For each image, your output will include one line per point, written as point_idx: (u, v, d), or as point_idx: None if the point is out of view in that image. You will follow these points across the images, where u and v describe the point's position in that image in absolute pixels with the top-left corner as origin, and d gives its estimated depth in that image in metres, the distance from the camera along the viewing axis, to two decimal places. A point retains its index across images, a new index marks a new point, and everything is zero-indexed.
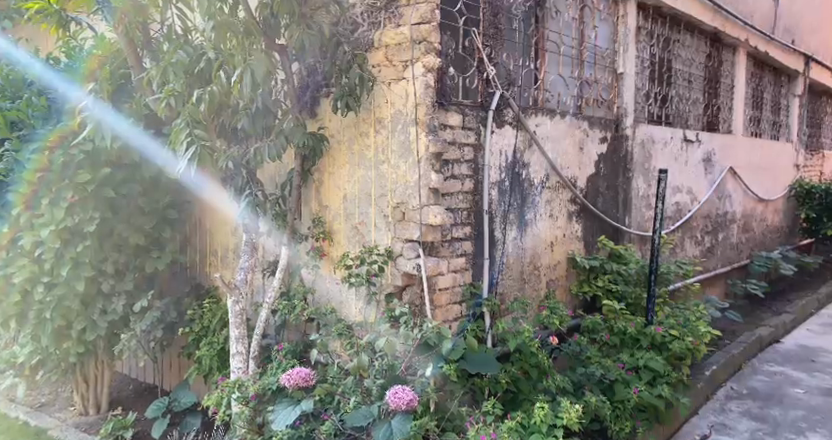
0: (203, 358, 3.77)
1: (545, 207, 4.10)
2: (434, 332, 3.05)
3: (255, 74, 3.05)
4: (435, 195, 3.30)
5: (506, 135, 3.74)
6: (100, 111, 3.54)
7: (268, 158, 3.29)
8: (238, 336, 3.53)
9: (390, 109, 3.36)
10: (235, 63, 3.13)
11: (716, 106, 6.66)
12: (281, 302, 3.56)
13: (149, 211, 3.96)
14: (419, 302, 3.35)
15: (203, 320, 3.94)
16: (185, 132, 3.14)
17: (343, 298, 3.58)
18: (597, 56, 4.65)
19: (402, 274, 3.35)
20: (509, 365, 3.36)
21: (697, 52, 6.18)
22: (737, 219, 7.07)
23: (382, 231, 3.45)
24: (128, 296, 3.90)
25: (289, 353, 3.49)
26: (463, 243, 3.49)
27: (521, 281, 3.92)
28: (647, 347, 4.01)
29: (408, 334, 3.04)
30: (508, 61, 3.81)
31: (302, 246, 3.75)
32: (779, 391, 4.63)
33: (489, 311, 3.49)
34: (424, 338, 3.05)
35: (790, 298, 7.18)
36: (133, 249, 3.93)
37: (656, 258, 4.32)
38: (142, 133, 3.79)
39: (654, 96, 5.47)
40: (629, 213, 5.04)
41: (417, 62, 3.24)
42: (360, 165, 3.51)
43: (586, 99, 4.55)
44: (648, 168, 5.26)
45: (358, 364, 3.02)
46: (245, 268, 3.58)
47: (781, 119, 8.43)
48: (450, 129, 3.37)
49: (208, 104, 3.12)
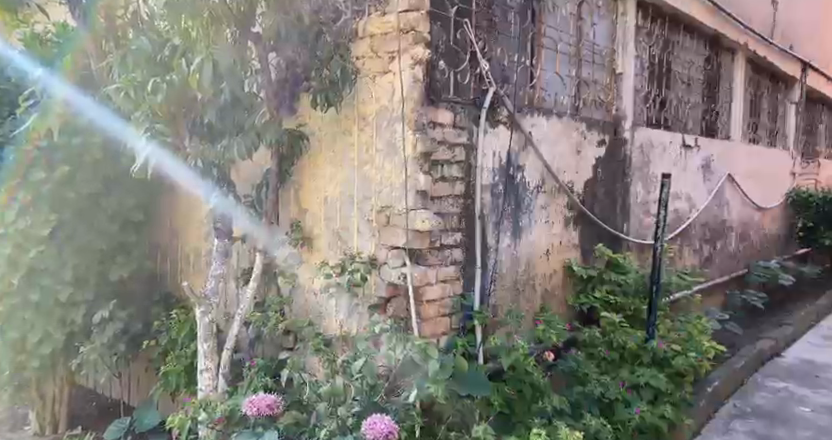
0: (170, 376, 3.47)
1: (541, 212, 3.86)
2: (418, 350, 2.73)
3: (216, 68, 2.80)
4: (424, 198, 3.04)
5: (500, 135, 3.49)
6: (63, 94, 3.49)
7: (237, 156, 3.01)
8: (205, 351, 3.29)
9: (375, 105, 3.10)
10: (196, 51, 2.83)
11: (714, 110, 6.45)
12: (255, 313, 3.32)
13: (114, 214, 3.71)
14: (404, 315, 3.07)
15: (171, 333, 3.64)
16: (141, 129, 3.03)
17: (322, 310, 3.31)
18: (595, 54, 4.41)
19: (386, 284, 3.08)
20: (503, 385, 3.08)
21: (696, 54, 5.96)
22: (735, 228, 6.85)
23: (366, 237, 3.18)
24: (88, 307, 3.66)
25: (262, 370, 3.22)
26: (454, 251, 3.23)
27: (515, 291, 3.66)
28: (647, 363, 3.76)
29: (389, 354, 2.80)
30: (503, 56, 3.56)
31: (283, 251, 3.42)
32: (784, 409, 4.39)
33: (481, 326, 3.19)
34: (408, 357, 2.76)
35: (790, 309, 6.95)
36: (98, 255, 3.66)
37: (658, 268, 4.04)
38: (110, 114, 3.35)
39: (652, 99, 5.23)
40: (627, 220, 4.80)
41: (406, 54, 2.99)
42: (342, 167, 3.24)
43: (584, 99, 4.31)
44: (646, 173, 5.02)
45: (331, 388, 2.79)
46: (217, 276, 3.32)
47: (778, 126, 8.25)
48: (440, 127, 3.11)
49: (166, 94, 2.88)
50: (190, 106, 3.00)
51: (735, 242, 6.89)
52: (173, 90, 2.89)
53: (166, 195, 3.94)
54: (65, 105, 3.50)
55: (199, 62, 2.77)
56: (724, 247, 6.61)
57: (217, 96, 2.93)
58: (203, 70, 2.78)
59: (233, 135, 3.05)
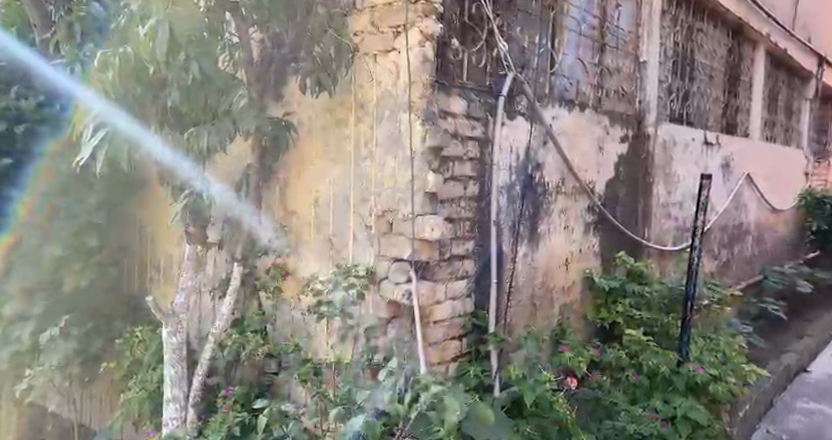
0: (131, 403, 3.04)
1: (560, 217, 3.41)
2: (428, 398, 2.21)
3: (175, 32, 2.27)
4: (433, 201, 2.56)
5: (518, 128, 3.02)
6: (31, 58, 3.05)
7: (207, 147, 2.51)
8: (174, 378, 2.82)
9: (376, 90, 2.62)
10: (150, 15, 2.30)
11: (735, 106, 6.00)
12: (233, 335, 2.88)
13: (72, 214, 3.26)
14: (407, 338, 2.62)
15: (133, 353, 3.20)
16: (90, 114, 2.48)
17: (312, 331, 2.83)
18: (619, 40, 3.95)
19: (386, 304, 2.63)
20: (524, 423, 2.63)
21: (719, 44, 5.49)
22: (752, 231, 6.43)
23: (364, 247, 2.71)
24: (37, 323, 3.29)
25: (240, 399, 2.84)
26: (465, 262, 2.76)
27: (531, 307, 3.21)
28: (682, 391, 3.24)
29: (396, 405, 2.26)
30: (522, 36, 3.09)
31: (276, 248, 2.95)
32: (823, 435, 3.87)
33: (495, 350, 2.75)
34: (418, 408, 2.22)
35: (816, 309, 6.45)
36: (50, 266, 3.26)
37: (693, 282, 3.53)
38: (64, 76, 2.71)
39: (675, 91, 4.77)
40: (649, 225, 4.36)
41: (413, 28, 2.50)
42: (335, 162, 2.77)
43: (607, 90, 3.84)
44: (669, 173, 4.58)
45: None
46: (187, 291, 2.84)
47: (794, 124, 7.81)
48: (452, 118, 2.64)
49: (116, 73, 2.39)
50: (146, 88, 2.40)
51: (751, 246, 6.47)
52: (131, 68, 2.35)
53: (141, 190, 3.39)
54: (27, 89, 3.23)
55: (154, 22, 2.24)
56: (740, 251, 6.20)
57: (181, 74, 2.36)
58: (159, 39, 2.24)
59: (205, 122, 2.53)
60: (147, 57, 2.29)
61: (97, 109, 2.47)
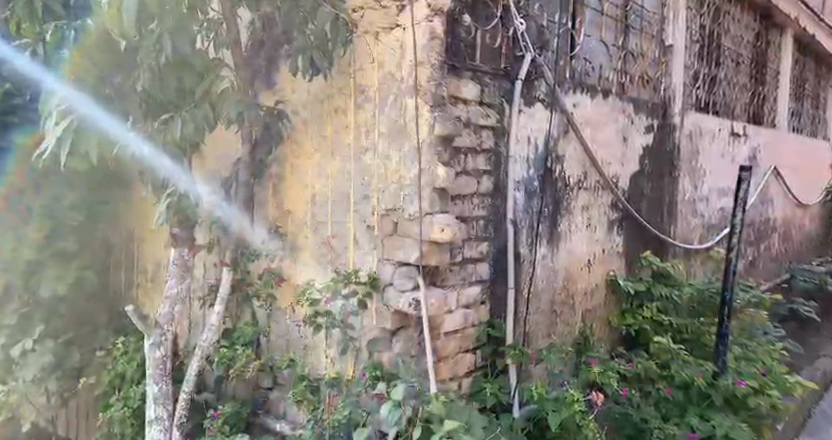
0: (113, 422, 2.81)
1: (582, 214, 3.10)
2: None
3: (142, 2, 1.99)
4: (442, 199, 2.27)
5: (536, 116, 2.72)
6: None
7: (181, 137, 2.23)
8: (156, 397, 2.56)
9: (378, 74, 2.33)
10: None
11: (762, 94, 5.65)
12: (221, 349, 2.63)
13: (44, 211, 3.00)
14: (414, 354, 2.31)
15: (116, 366, 2.97)
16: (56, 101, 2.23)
17: (310, 345, 2.53)
18: (643, 22, 3.63)
19: (390, 314, 2.32)
20: None
21: (746, 29, 5.17)
22: (778, 227, 6.09)
23: (365, 251, 2.41)
24: (11, 334, 3.05)
25: (230, 419, 2.57)
26: (478, 266, 2.47)
27: (551, 315, 2.91)
28: (719, 407, 2.90)
29: None
30: (541, 14, 2.78)
31: (269, 251, 2.66)
32: None
33: (513, 366, 2.46)
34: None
35: None
36: (23, 269, 3.02)
37: (729, 284, 3.20)
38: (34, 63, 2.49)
39: (702, 78, 4.44)
40: (675, 222, 4.04)
41: (420, 1, 2.23)
42: (334, 156, 2.48)
43: (631, 76, 3.52)
44: (695, 166, 4.26)
45: None
46: (173, 298, 2.56)
47: (822, 114, 7.41)
48: (462, 104, 2.35)
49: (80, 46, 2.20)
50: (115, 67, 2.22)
51: (778, 243, 6.14)
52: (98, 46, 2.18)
53: (126, 190, 3.21)
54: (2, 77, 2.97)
55: None
56: (766, 249, 5.88)
57: (150, 53, 2.13)
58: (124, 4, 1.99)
59: (180, 108, 2.25)
60: (114, 27, 2.06)
61: (64, 97, 2.23)
